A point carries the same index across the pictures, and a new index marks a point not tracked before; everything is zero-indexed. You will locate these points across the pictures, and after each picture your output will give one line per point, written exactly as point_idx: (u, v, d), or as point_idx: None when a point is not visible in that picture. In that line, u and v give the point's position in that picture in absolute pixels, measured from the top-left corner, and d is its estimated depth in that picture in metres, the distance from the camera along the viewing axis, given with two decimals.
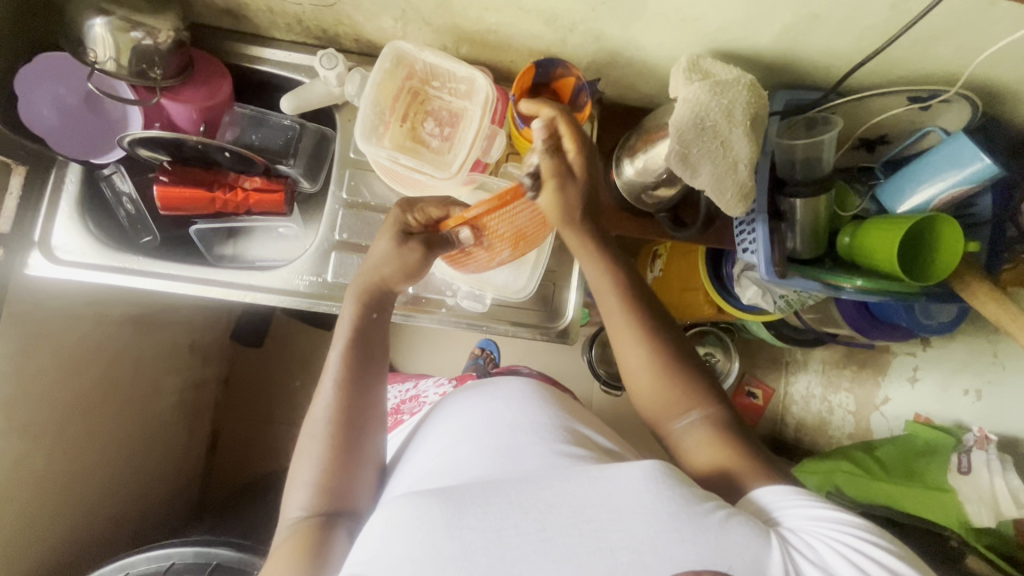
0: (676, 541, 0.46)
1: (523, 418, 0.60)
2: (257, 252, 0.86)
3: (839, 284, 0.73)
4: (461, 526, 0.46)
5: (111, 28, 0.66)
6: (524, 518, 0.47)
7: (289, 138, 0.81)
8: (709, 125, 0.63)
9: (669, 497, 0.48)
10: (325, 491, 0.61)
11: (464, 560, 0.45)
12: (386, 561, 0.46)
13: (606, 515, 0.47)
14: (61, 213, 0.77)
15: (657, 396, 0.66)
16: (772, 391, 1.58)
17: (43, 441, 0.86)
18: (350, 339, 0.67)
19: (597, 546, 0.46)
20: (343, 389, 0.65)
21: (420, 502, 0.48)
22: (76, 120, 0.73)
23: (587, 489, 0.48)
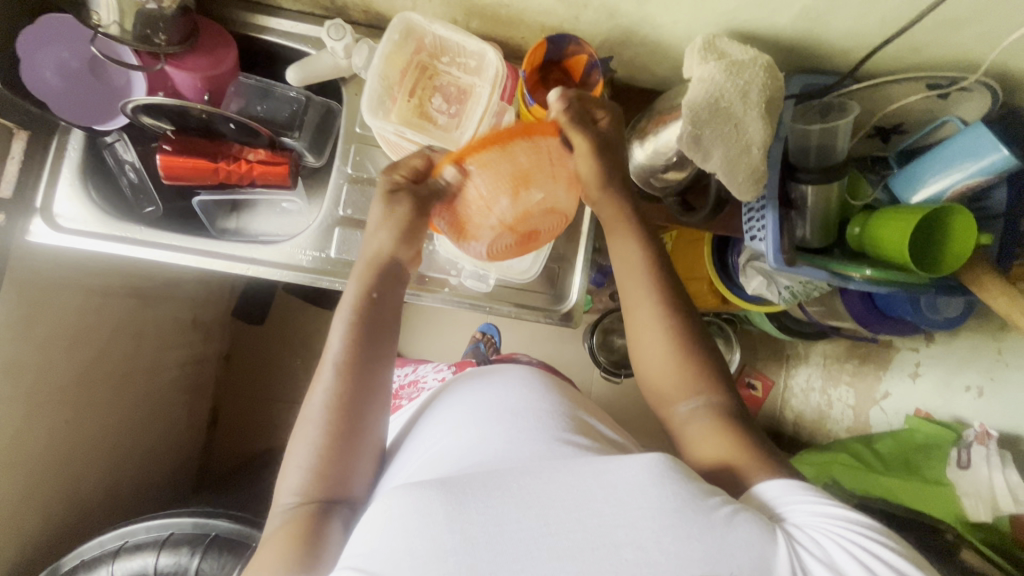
0: (683, 538, 0.45)
1: (523, 407, 0.60)
2: (260, 226, 0.87)
3: (847, 273, 0.72)
4: (458, 523, 0.45)
5: None
6: (527, 512, 0.46)
7: (294, 110, 0.80)
8: (723, 106, 0.61)
9: (674, 491, 0.47)
10: (321, 479, 0.60)
11: (465, 554, 0.43)
12: (385, 554, 0.45)
13: (609, 509, 0.46)
14: (63, 181, 0.76)
15: (664, 378, 0.67)
16: (771, 382, 1.67)
17: (47, 409, 0.87)
18: (355, 322, 0.66)
19: (601, 542, 0.44)
20: (347, 373, 0.63)
21: (417, 494, 0.47)
22: (78, 86, 0.72)
23: (593, 483, 0.47)
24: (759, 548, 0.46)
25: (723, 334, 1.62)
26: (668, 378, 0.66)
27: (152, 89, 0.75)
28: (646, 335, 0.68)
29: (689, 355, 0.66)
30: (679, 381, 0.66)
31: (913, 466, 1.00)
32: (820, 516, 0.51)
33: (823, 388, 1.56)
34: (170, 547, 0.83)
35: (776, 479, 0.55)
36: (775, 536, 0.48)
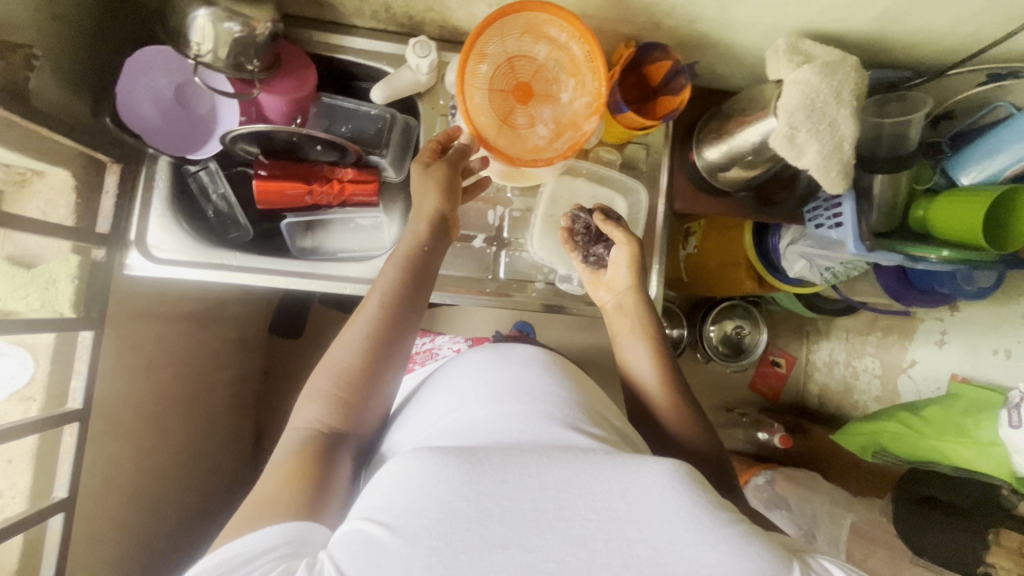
0: (700, 545, 0.41)
1: (542, 386, 0.58)
2: (336, 243, 0.86)
3: (922, 254, 0.77)
4: (478, 491, 0.42)
5: (213, 19, 0.64)
6: (543, 493, 0.43)
7: (380, 128, 0.81)
8: (819, 106, 0.65)
9: (697, 499, 0.43)
10: (341, 410, 0.59)
11: (480, 522, 0.41)
12: (398, 509, 0.42)
13: (626, 504, 0.43)
14: (155, 212, 0.76)
15: (678, 429, 0.68)
16: (794, 358, 1.81)
17: (130, 437, 0.87)
18: (405, 265, 0.66)
19: (615, 535, 0.41)
20: (392, 307, 0.63)
21: (438, 458, 0.45)
22: (172, 116, 0.73)
23: (614, 475, 0.44)
24: (772, 573, 0.40)
25: (750, 315, 1.69)
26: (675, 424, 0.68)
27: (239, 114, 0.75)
28: (642, 369, 0.71)
29: (687, 414, 0.68)
30: (682, 429, 0.67)
31: (963, 429, 1.04)
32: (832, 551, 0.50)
33: (847, 360, 1.65)
34: None
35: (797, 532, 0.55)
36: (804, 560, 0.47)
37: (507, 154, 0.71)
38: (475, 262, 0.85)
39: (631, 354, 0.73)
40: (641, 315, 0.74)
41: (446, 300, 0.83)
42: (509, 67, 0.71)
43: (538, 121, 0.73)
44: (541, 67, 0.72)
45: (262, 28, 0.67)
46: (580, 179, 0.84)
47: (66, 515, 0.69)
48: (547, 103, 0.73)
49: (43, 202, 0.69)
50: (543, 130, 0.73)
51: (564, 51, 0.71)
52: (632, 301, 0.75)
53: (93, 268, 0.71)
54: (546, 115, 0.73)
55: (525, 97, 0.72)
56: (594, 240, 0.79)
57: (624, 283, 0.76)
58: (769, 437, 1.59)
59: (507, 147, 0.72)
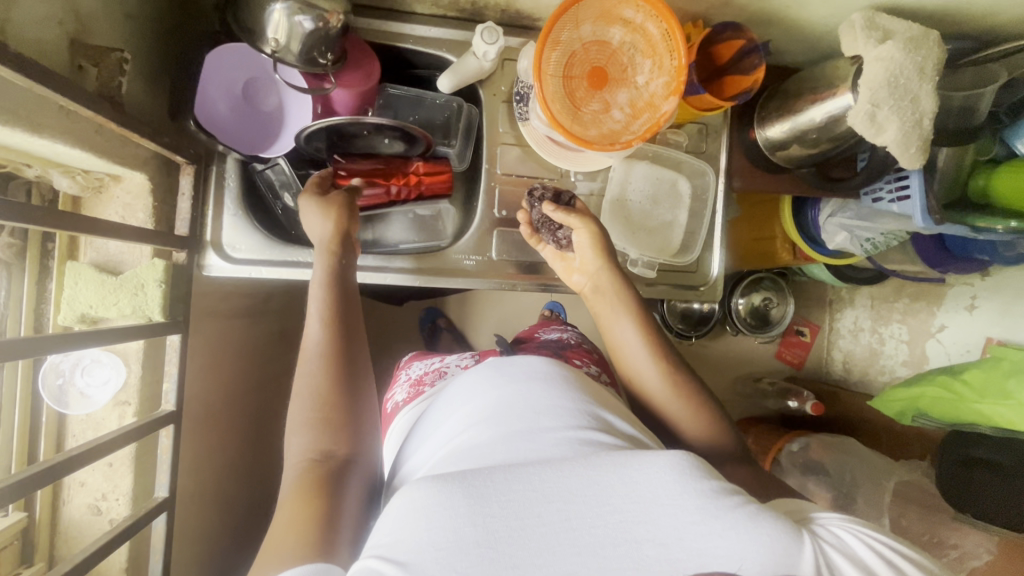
0: (706, 534, 0.43)
1: (549, 403, 0.56)
2: (394, 235, 0.86)
3: (989, 226, 0.79)
4: (484, 515, 0.44)
5: (289, 12, 0.62)
6: (548, 507, 0.45)
7: (448, 117, 0.83)
8: (902, 83, 0.65)
9: (696, 488, 0.46)
10: (329, 433, 0.60)
11: (487, 546, 0.42)
12: (408, 543, 0.43)
13: (631, 505, 0.45)
14: (228, 211, 0.75)
15: (674, 403, 0.69)
16: (818, 327, 1.85)
17: (206, 435, 0.88)
18: (331, 283, 0.68)
19: (623, 537, 0.43)
20: (333, 322, 0.65)
21: (442, 486, 0.46)
22: (244, 114, 0.73)
23: (613, 477, 0.46)
24: (783, 547, 0.45)
25: (777, 287, 1.71)
26: (670, 400, 0.69)
27: (310, 110, 0.76)
28: (633, 343, 0.71)
29: (685, 389, 0.69)
30: (674, 401, 0.69)
31: (1005, 391, 1.07)
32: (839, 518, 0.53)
33: (873, 327, 1.69)
34: None
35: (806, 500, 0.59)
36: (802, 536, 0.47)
37: (585, 140, 0.71)
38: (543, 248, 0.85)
39: (630, 351, 0.72)
40: (623, 293, 0.73)
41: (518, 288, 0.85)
42: (583, 52, 0.71)
43: (613, 106, 0.73)
44: (615, 50, 0.71)
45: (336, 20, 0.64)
46: (645, 161, 0.85)
47: (166, 515, 0.70)
48: (623, 87, 0.73)
49: (121, 207, 0.68)
50: (618, 114, 0.73)
51: (640, 33, 0.71)
52: (616, 291, 0.73)
53: (176, 271, 0.70)
54: (622, 99, 0.73)
55: (599, 82, 0.72)
56: (554, 225, 0.77)
57: (596, 265, 0.74)
58: (801, 405, 1.65)
59: (584, 133, 0.72)
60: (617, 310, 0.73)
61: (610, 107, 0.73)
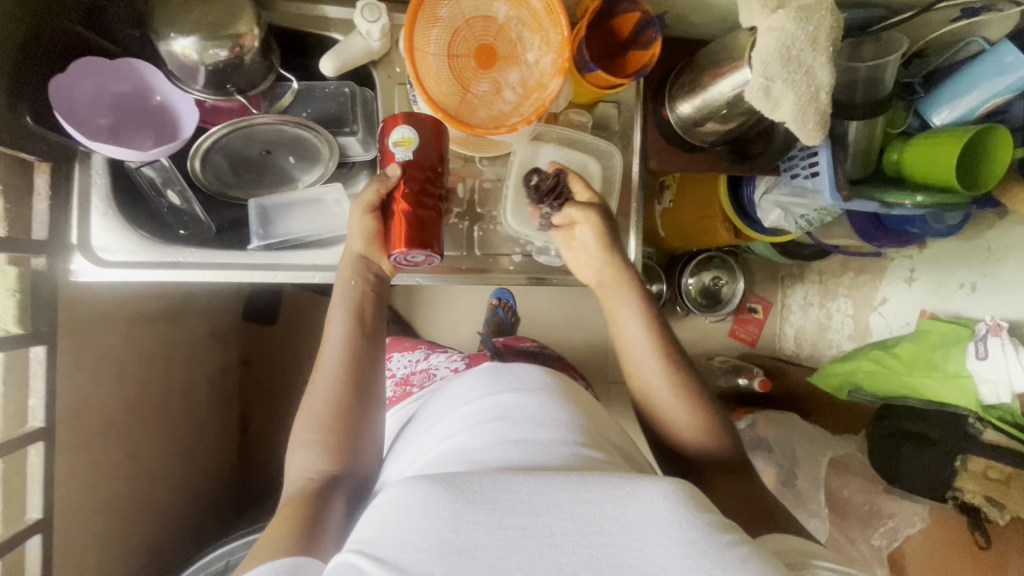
0: (699, 573, 0.37)
1: (543, 414, 0.58)
2: (297, 226, 0.78)
3: (896, 202, 0.77)
4: (466, 519, 0.39)
5: (196, 48, 0.63)
6: (534, 519, 0.39)
7: (342, 104, 0.76)
8: (795, 54, 0.62)
9: (689, 521, 0.39)
10: (330, 452, 0.64)
11: (466, 559, 0.37)
12: (386, 541, 0.40)
13: (620, 531, 0.39)
14: (97, 212, 0.69)
15: (682, 411, 0.67)
16: (770, 304, 1.85)
17: (102, 447, 0.84)
18: (352, 305, 0.71)
19: (608, 564, 0.37)
20: (351, 340, 0.69)
21: (427, 485, 0.42)
22: (122, 113, 0.68)
23: (601, 496, 0.41)
24: None
25: (727, 266, 1.70)
26: (671, 402, 0.68)
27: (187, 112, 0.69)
28: (634, 331, 0.71)
29: (692, 391, 0.68)
30: (690, 412, 0.67)
31: (933, 363, 1.09)
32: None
33: (821, 302, 1.69)
34: None
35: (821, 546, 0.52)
36: None
37: (470, 123, 0.66)
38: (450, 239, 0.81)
39: (644, 367, 0.69)
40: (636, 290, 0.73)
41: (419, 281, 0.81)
42: (467, 29, 0.67)
43: (502, 88, 0.68)
44: (502, 27, 0.67)
45: (248, 50, 0.65)
46: (552, 144, 0.81)
47: (42, 536, 0.68)
48: (513, 66, 0.68)
49: None
50: (510, 95, 0.68)
51: (527, 8, 0.67)
52: (626, 305, 0.72)
53: (34, 279, 0.66)
54: (512, 78, 0.68)
55: (487, 62, 0.67)
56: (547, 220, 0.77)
57: (602, 254, 0.75)
58: (750, 382, 1.65)
59: (471, 116, 0.67)
60: (625, 299, 0.72)
61: (499, 90, 0.68)
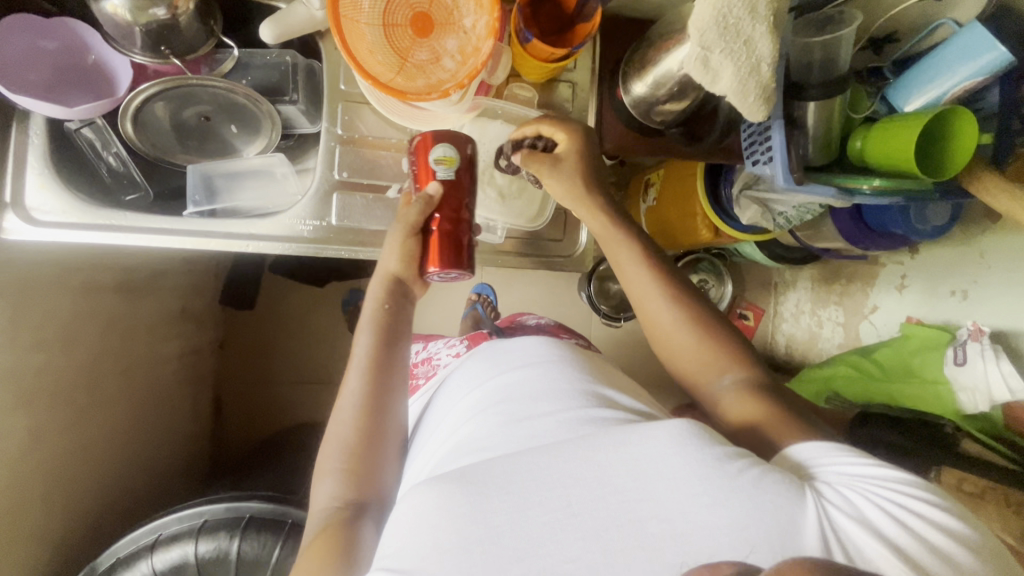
0: (707, 504, 0.50)
1: (545, 385, 0.63)
2: (246, 199, 0.79)
3: (855, 186, 0.73)
4: (485, 512, 0.51)
5: (129, 7, 0.64)
6: (550, 494, 0.52)
7: (283, 73, 0.77)
8: (732, 23, 0.59)
9: (697, 457, 0.52)
10: (352, 480, 0.67)
11: (495, 542, 0.50)
12: (418, 551, 0.51)
13: (631, 484, 0.52)
14: (32, 172, 0.70)
15: (697, 350, 0.72)
16: (762, 312, 1.72)
17: (46, 415, 0.84)
18: (376, 328, 0.74)
19: (626, 518, 0.50)
20: (373, 369, 0.72)
21: (445, 488, 0.53)
22: (61, 74, 0.70)
23: (612, 458, 0.53)
24: (783, 507, 0.50)
25: (715, 270, 1.62)
26: (685, 337, 0.72)
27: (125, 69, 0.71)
28: (632, 267, 0.76)
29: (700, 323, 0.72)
30: (704, 356, 0.71)
31: (911, 369, 1.05)
32: (858, 475, 0.54)
33: (812, 310, 1.55)
34: (207, 533, 0.84)
35: (821, 443, 0.58)
36: (804, 494, 0.51)
37: (406, 92, 0.65)
38: (392, 213, 0.79)
39: (646, 295, 0.75)
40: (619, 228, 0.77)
41: (359, 255, 0.79)
42: None
43: (439, 57, 0.67)
44: None
45: (184, 9, 0.66)
46: (497, 120, 0.81)
47: None
48: (452, 35, 0.67)
49: None
50: (450, 63, 0.67)
51: None
52: (622, 243, 0.77)
53: None
54: (450, 46, 0.67)
55: (423, 30, 0.66)
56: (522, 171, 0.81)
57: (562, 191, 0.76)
58: None
59: (408, 84, 0.66)
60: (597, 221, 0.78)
61: (438, 60, 0.67)
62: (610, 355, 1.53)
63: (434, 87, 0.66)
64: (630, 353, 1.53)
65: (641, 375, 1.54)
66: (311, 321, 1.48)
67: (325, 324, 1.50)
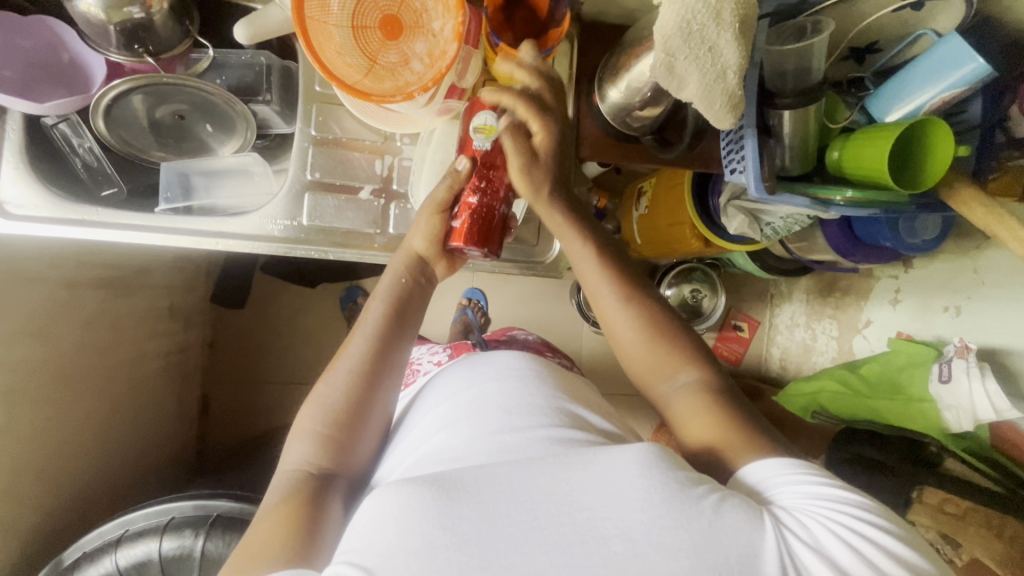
0: (673, 528, 0.44)
1: (516, 402, 0.61)
2: (221, 198, 0.79)
3: (827, 197, 0.73)
4: (453, 518, 0.45)
5: (104, 6, 0.65)
6: (518, 507, 0.46)
7: (257, 73, 0.78)
8: (696, 29, 0.59)
9: (662, 482, 0.47)
10: (329, 448, 0.63)
11: (457, 549, 0.43)
12: (378, 549, 0.45)
13: (598, 502, 0.46)
14: (7, 165, 0.71)
15: (648, 359, 0.70)
16: (757, 322, 1.61)
17: (24, 407, 0.85)
18: (390, 302, 0.71)
19: (590, 535, 0.44)
20: (378, 342, 0.68)
21: (413, 489, 0.48)
22: (35, 69, 0.72)
23: (581, 474, 0.48)
24: (749, 536, 0.46)
25: (708, 279, 1.51)
26: (644, 349, 0.70)
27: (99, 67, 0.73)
28: (582, 256, 0.74)
29: (659, 335, 0.70)
30: (657, 363, 0.69)
31: (897, 386, 1.03)
32: (817, 497, 0.50)
33: (806, 322, 1.46)
34: (172, 530, 0.84)
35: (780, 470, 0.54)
36: (762, 519, 0.47)
37: (373, 95, 0.65)
38: (363, 215, 0.79)
39: (601, 298, 0.72)
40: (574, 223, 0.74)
41: (330, 255, 0.79)
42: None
43: (407, 60, 0.67)
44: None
45: (159, 8, 0.67)
46: None
47: None
48: (421, 38, 0.67)
49: None
50: (419, 66, 0.67)
51: None
52: (579, 249, 0.74)
53: None
54: (419, 49, 0.67)
55: (392, 33, 0.66)
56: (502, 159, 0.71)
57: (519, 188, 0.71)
58: None
59: (376, 86, 0.66)
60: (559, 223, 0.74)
61: (406, 63, 0.67)
62: (598, 363, 1.52)
63: (401, 89, 0.66)
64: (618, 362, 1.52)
65: (628, 385, 1.52)
66: (299, 322, 1.48)
67: (312, 326, 1.49)
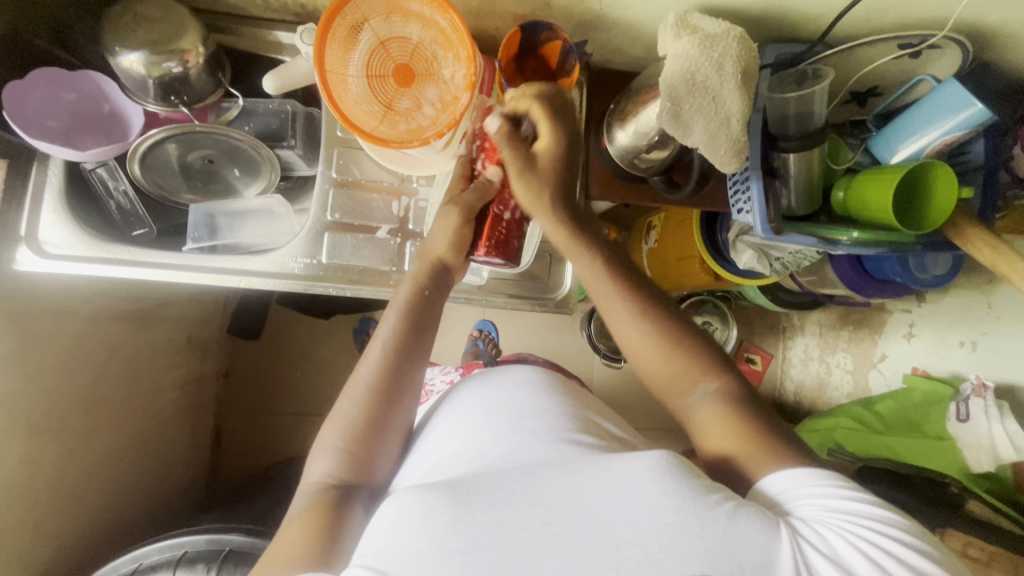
0: (684, 533, 0.45)
1: (530, 408, 0.62)
2: (247, 235, 0.83)
3: (835, 237, 0.74)
4: (467, 521, 0.46)
5: (145, 62, 0.70)
6: (531, 511, 0.46)
7: (283, 120, 0.83)
8: (700, 80, 0.62)
9: (675, 489, 0.47)
10: (348, 463, 0.63)
11: (471, 554, 0.44)
12: (392, 552, 0.45)
13: (610, 507, 0.46)
14: (46, 208, 0.75)
15: (665, 369, 0.67)
16: (770, 356, 1.53)
17: (46, 437, 0.87)
18: (405, 311, 0.70)
19: (602, 540, 0.45)
20: (396, 353, 0.68)
21: (427, 493, 0.48)
22: (77, 120, 0.77)
23: (593, 481, 0.48)
24: (762, 545, 0.45)
25: (719, 311, 1.47)
26: (664, 360, 0.67)
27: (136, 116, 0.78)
28: (615, 305, 0.70)
29: (681, 347, 0.67)
30: (675, 371, 0.67)
31: (913, 423, 1.03)
32: (835, 510, 0.50)
33: (820, 356, 1.43)
34: (185, 564, 0.85)
35: (793, 468, 0.55)
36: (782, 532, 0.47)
37: (388, 139, 0.68)
38: (379, 253, 0.82)
39: (614, 313, 0.70)
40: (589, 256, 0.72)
41: (347, 292, 0.81)
42: (383, 50, 0.69)
43: (419, 106, 0.70)
44: (417, 48, 0.70)
45: (194, 62, 0.72)
46: None
47: None
48: (432, 84, 0.70)
49: None
50: (430, 110, 0.71)
51: (442, 32, 0.69)
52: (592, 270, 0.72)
53: None
54: (430, 94, 0.71)
55: (403, 80, 0.70)
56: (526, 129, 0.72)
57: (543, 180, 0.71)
58: None
59: (389, 132, 0.69)
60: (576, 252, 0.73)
61: (417, 108, 0.70)
62: (609, 396, 1.51)
63: (415, 134, 0.69)
64: (628, 394, 1.51)
65: (638, 419, 1.51)
66: (312, 352, 1.50)
67: (325, 356, 1.51)
